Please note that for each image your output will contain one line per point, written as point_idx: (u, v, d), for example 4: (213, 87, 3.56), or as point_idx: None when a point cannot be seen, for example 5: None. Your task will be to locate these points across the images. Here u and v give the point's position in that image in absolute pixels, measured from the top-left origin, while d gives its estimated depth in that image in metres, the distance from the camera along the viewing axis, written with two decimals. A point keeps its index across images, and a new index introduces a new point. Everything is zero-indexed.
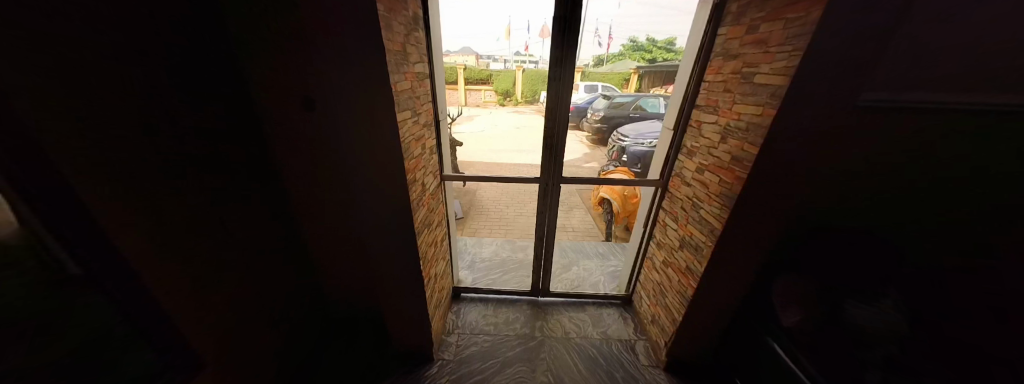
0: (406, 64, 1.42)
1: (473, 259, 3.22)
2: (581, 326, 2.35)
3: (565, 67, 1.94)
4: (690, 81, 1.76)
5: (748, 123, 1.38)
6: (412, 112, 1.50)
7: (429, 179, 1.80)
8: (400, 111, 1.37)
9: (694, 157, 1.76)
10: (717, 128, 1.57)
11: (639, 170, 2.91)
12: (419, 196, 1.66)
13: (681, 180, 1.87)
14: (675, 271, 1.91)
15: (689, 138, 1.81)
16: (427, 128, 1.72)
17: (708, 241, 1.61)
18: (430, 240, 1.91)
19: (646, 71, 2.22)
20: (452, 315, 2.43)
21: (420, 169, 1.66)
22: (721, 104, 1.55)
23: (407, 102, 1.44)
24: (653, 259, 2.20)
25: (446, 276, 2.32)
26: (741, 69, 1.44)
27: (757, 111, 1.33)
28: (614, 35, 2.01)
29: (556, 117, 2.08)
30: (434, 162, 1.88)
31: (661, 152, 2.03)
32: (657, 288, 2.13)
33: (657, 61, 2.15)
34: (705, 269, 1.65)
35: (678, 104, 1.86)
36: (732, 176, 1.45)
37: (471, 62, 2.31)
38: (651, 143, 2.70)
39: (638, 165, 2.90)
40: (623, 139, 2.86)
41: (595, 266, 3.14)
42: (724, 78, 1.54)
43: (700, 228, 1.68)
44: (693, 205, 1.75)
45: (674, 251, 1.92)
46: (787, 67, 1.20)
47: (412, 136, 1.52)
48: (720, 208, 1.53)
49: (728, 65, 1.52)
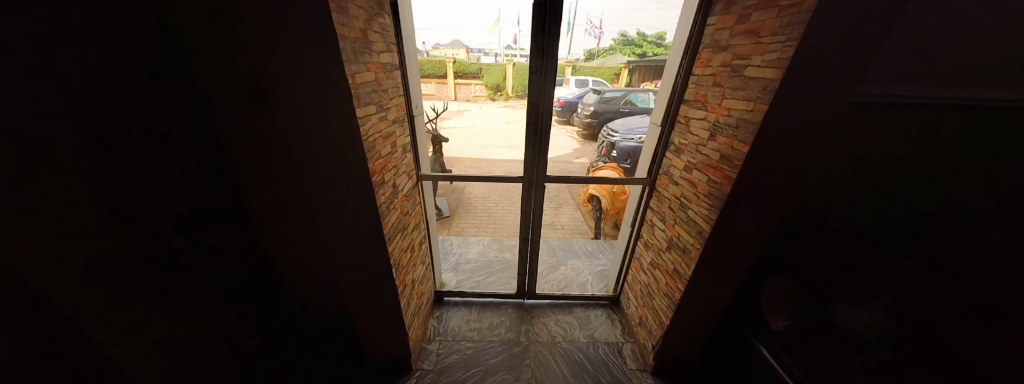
0: (370, 54, 1.29)
1: (459, 260, 3.11)
2: (568, 330, 2.28)
3: (549, 59, 1.83)
4: (678, 74, 1.66)
5: (738, 119, 1.29)
6: (378, 106, 1.37)
7: (402, 179, 1.67)
8: (361, 106, 1.24)
9: (682, 154, 1.68)
10: (706, 124, 1.48)
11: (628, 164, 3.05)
12: (389, 198, 1.53)
13: (668, 179, 1.79)
14: (662, 272, 1.84)
15: (678, 134, 1.72)
16: (398, 124, 1.59)
17: (696, 243, 1.54)
18: (405, 245, 1.78)
19: (637, 66, 2.13)
20: (433, 320, 2.31)
21: (390, 168, 1.53)
22: (710, 99, 1.47)
23: (372, 94, 1.31)
24: (640, 261, 2.13)
25: (426, 281, 2.20)
26: (730, 61, 1.35)
27: (747, 106, 1.25)
28: (604, 29, 1.93)
29: (540, 113, 1.97)
30: (409, 161, 1.76)
31: (649, 149, 1.94)
32: (644, 290, 2.07)
33: (647, 55, 2.04)
34: (693, 271, 1.58)
35: (665, 98, 1.77)
36: (721, 175, 1.38)
37: (461, 55, 2.16)
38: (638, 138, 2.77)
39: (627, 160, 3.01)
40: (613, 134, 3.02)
41: (583, 265, 3.06)
42: (712, 71, 1.45)
43: (687, 229, 1.61)
44: (681, 205, 1.67)
45: (662, 252, 1.85)
46: (780, 59, 1.12)
47: (378, 134, 1.39)
48: (709, 209, 1.45)
49: (716, 57, 1.43)
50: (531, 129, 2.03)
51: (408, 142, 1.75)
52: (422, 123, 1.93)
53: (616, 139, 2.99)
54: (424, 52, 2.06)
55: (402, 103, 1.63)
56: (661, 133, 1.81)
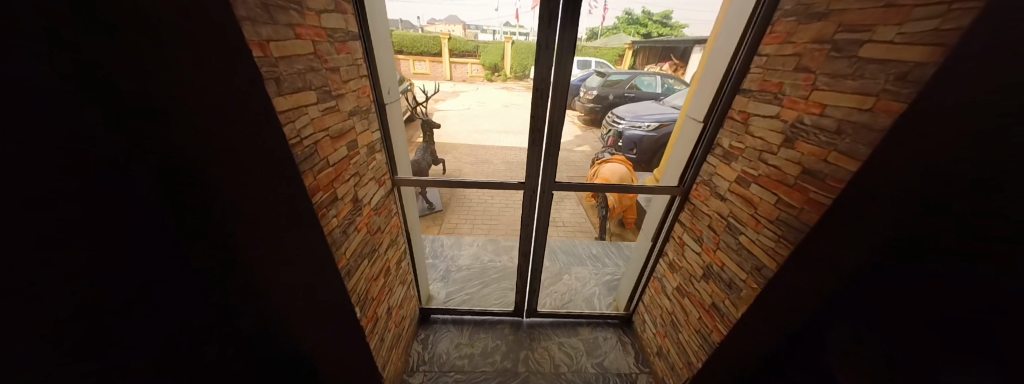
0: (299, 11, 0.83)
1: (450, 266, 2.75)
2: (573, 357, 1.97)
3: (566, 34, 1.34)
4: (734, 54, 1.25)
5: (841, 122, 0.90)
6: (321, 94, 0.93)
7: (368, 189, 1.27)
8: (294, 93, 0.82)
9: (732, 161, 1.29)
10: (777, 124, 1.09)
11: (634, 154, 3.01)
12: (350, 220, 1.14)
13: (709, 191, 1.42)
14: (693, 303, 1.51)
15: (727, 135, 1.33)
16: (357, 116, 1.15)
17: (750, 280, 1.19)
18: (377, 271, 1.40)
19: (641, 47, 1.83)
20: (417, 345, 1.98)
21: (350, 178, 1.12)
22: (789, 89, 1.06)
23: (308, 75, 0.87)
24: (662, 282, 1.79)
25: (408, 302, 1.85)
26: (832, 36, 0.94)
27: (858, 103, 0.86)
28: (610, 5, 1.46)
29: (550, 106, 1.52)
30: (379, 163, 1.35)
31: (683, 150, 1.54)
32: (666, 318, 1.75)
33: (652, 36, 1.77)
34: (740, 313, 1.24)
35: (711, 86, 1.36)
36: (800, 198, 1.00)
37: (458, 32, 1.76)
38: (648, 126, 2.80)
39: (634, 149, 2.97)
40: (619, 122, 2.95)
41: (588, 274, 2.74)
42: (794, 51, 1.05)
43: (736, 259, 1.25)
44: (727, 227, 1.31)
45: (695, 280, 1.51)
46: (937, 30, 0.71)
47: (328, 133, 0.97)
48: (775, 240, 1.09)
49: (805, 30, 1.02)
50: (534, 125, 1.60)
51: (378, 138, 1.34)
52: (399, 113, 1.52)
53: (622, 127, 2.95)
54: (416, 27, 1.59)
55: (363, 87, 1.19)
56: (702, 130, 1.41)
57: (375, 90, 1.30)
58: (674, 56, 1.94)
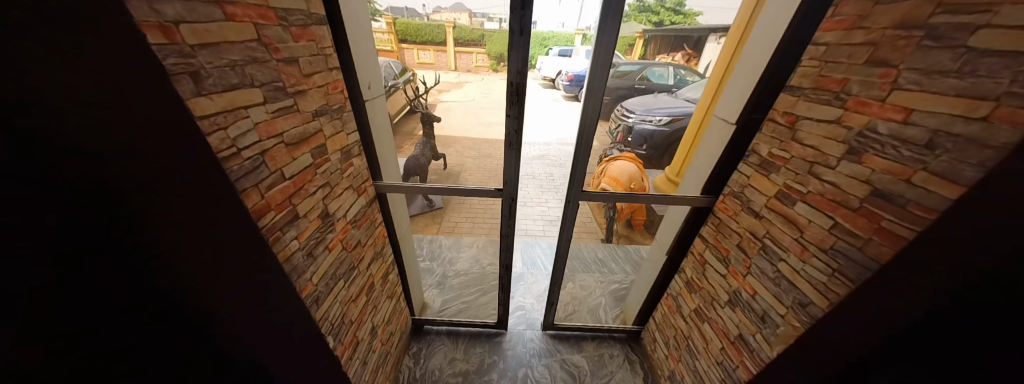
0: None
1: (446, 271, 2.59)
2: (576, 376, 1.83)
3: (608, 25, 1.09)
4: (779, 43, 1.04)
5: (936, 133, 0.70)
6: (269, 91, 0.74)
7: (345, 200, 1.10)
8: (228, 90, 0.64)
9: (769, 172, 1.09)
10: (837, 131, 0.89)
11: (644, 151, 2.81)
12: (322, 238, 0.98)
13: (739, 205, 1.22)
14: (715, 331, 1.33)
15: (765, 141, 1.12)
16: (326, 117, 0.97)
17: (791, 315, 1.00)
18: (358, 290, 1.24)
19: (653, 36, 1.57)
20: (408, 360, 1.85)
21: (319, 190, 0.96)
22: (856, 88, 0.86)
23: (247, 68, 0.69)
24: (676, 301, 1.62)
25: (397, 316, 1.70)
26: (929, 18, 0.72)
27: (965, 109, 0.66)
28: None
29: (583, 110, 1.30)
30: (358, 169, 1.18)
31: (707, 156, 1.34)
32: (681, 341, 1.58)
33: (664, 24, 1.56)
34: (775, 353, 1.06)
35: (747, 82, 1.15)
36: (866, 225, 0.81)
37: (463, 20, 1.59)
38: (659, 121, 2.59)
39: (644, 146, 2.77)
40: (629, 115, 2.73)
41: (593, 281, 2.57)
42: (867, 39, 0.83)
43: (773, 288, 1.06)
44: (761, 250, 1.11)
45: (717, 305, 1.32)
46: None
47: (285, 138, 0.80)
48: (828, 273, 0.90)
49: (886, 12, 0.80)
50: (512, 124, 1.39)
51: (356, 140, 1.16)
52: (383, 110, 1.33)
53: (631, 122, 2.74)
54: (422, 15, 1.54)
55: (333, 81, 1.00)
56: (733, 134, 1.21)
57: (349, 85, 1.11)
58: (688, 45, 1.74)
